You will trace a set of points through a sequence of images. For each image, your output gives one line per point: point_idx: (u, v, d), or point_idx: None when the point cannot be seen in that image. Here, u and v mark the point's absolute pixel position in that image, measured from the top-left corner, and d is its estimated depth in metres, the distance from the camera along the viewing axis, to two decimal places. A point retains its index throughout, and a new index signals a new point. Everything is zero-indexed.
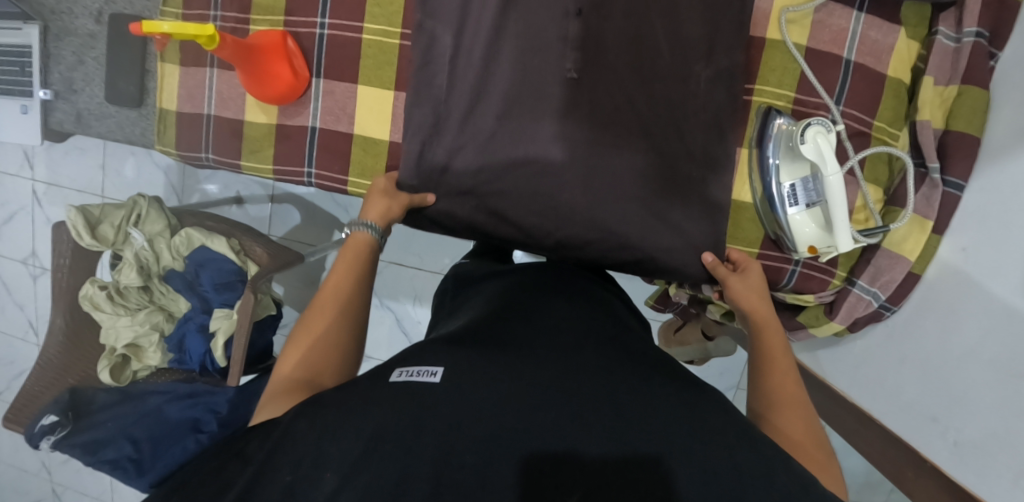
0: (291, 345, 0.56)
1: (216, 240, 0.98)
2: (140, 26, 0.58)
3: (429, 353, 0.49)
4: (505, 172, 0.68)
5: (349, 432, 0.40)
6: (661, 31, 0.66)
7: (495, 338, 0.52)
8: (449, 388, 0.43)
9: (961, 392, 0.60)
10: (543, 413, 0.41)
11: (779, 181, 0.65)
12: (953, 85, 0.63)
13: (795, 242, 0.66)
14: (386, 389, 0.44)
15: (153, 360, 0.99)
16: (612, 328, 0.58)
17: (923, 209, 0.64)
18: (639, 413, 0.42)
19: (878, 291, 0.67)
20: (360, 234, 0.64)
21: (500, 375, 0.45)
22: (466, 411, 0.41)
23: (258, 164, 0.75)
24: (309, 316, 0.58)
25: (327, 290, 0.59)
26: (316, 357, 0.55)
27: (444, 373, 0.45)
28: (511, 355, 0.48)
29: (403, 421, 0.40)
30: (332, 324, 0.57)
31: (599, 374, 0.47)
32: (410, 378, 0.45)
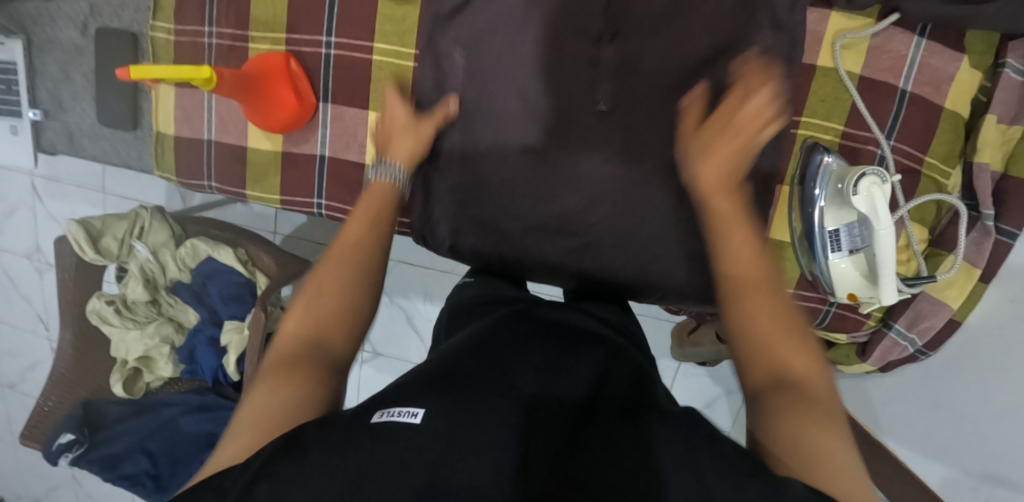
0: (294, 307, 0.49)
1: (223, 251, 0.95)
2: (127, 70, 0.52)
3: (414, 391, 0.43)
4: (528, 209, 0.66)
5: (330, 468, 0.36)
6: (701, 55, 0.61)
7: (483, 367, 0.47)
8: (435, 426, 0.39)
9: (1002, 449, 0.62)
10: (534, 478, 0.36)
11: (822, 224, 0.61)
12: (1018, 125, 0.58)
13: (834, 287, 0.62)
14: (364, 432, 0.38)
15: (164, 372, 0.98)
16: (616, 355, 0.51)
17: (971, 257, 0.61)
18: (653, 474, 0.36)
19: (916, 337, 0.64)
20: (385, 183, 0.59)
21: (484, 427, 0.39)
22: (447, 469, 0.36)
23: (264, 193, 0.71)
24: (319, 269, 0.51)
25: (341, 249, 0.53)
26: (323, 315, 0.49)
27: (427, 415, 0.40)
28: (498, 390, 0.43)
29: (378, 472, 0.35)
30: (347, 278, 0.51)
31: (600, 428, 0.41)
32: (390, 418, 0.40)
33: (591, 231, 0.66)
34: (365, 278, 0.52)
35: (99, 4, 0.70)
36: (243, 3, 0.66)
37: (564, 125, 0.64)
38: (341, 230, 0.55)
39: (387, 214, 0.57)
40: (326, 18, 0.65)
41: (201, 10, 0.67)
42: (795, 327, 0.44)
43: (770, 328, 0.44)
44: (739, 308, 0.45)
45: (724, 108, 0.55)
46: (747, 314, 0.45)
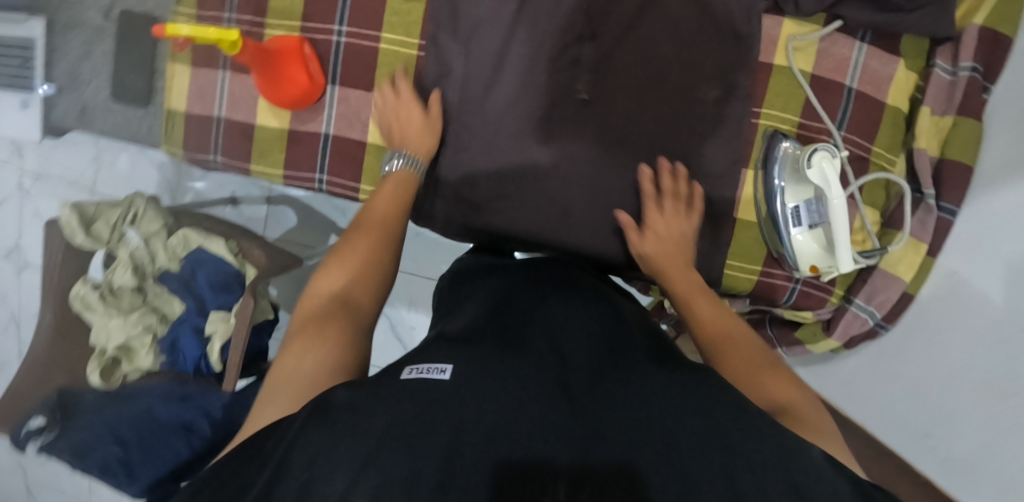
0: (329, 271, 0.57)
1: (215, 242, 0.97)
2: (161, 28, 0.57)
3: (439, 353, 0.46)
4: (518, 189, 0.70)
5: (358, 427, 0.36)
6: (674, 53, 0.68)
7: (501, 338, 0.48)
8: (459, 383, 0.40)
9: (948, 410, 0.63)
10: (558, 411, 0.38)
11: (783, 202, 0.67)
12: (949, 116, 0.66)
13: (797, 261, 0.68)
14: (393, 385, 0.40)
15: (144, 363, 0.95)
16: (618, 319, 0.55)
17: (917, 233, 0.67)
18: (670, 421, 0.38)
19: (874, 309, 0.70)
20: (399, 170, 0.66)
21: (506, 371, 0.42)
22: (471, 408, 0.38)
23: (268, 168, 0.74)
24: (354, 238, 0.61)
25: (369, 217, 0.62)
26: (356, 266, 0.58)
27: (454, 370, 0.42)
28: (515, 355, 0.45)
29: (409, 416, 0.37)
30: (382, 247, 0.60)
31: (613, 374, 0.44)
32: (420, 374, 0.42)
33: (576, 211, 0.71)
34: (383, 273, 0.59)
35: None
36: None
37: (554, 116, 0.69)
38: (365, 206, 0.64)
39: (410, 190, 0.66)
40: (337, 9, 0.71)
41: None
42: (731, 320, 0.59)
43: (723, 343, 0.55)
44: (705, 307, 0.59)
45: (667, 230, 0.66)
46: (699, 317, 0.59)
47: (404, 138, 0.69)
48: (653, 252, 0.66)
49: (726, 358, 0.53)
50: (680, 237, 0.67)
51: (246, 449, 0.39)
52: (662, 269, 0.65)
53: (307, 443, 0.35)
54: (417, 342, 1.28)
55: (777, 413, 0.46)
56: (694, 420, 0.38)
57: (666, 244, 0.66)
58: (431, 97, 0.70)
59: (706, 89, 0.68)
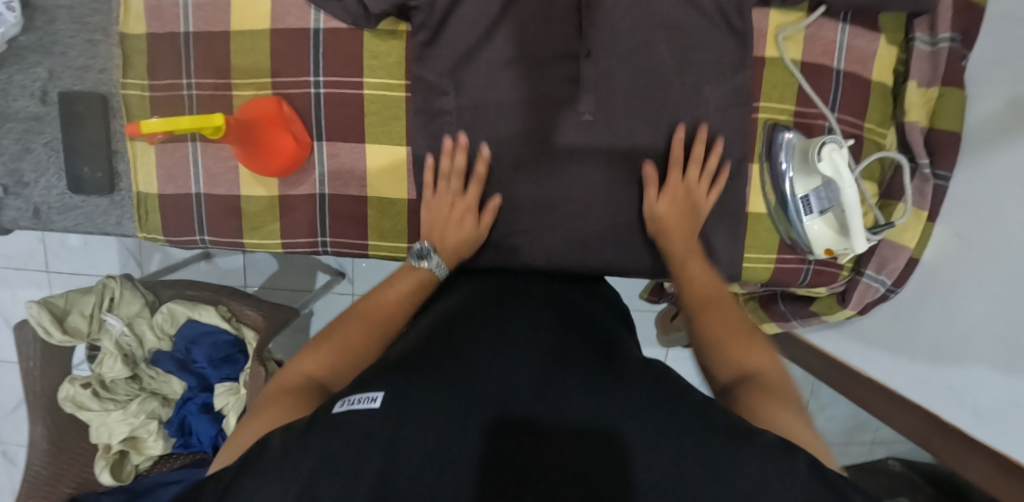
0: (315, 347, 0.54)
1: (205, 311, 0.91)
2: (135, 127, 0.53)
3: (374, 376, 0.44)
4: (537, 220, 0.70)
5: (292, 467, 0.37)
6: (668, 61, 0.67)
7: (440, 354, 0.47)
8: (393, 412, 0.39)
9: (971, 363, 0.66)
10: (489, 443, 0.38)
11: (793, 192, 0.69)
12: (934, 87, 0.68)
13: (812, 245, 0.70)
14: (323, 424, 0.39)
15: (154, 450, 0.92)
16: (572, 322, 0.55)
17: (917, 202, 0.71)
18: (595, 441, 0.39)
19: (886, 277, 0.73)
20: (422, 270, 0.62)
21: (446, 396, 0.41)
22: (405, 447, 0.37)
23: (264, 240, 0.70)
24: (341, 329, 0.56)
25: (367, 304, 0.58)
26: (338, 361, 0.53)
27: (385, 395, 0.41)
28: (454, 372, 0.44)
29: (343, 454, 0.37)
30: (369, 338, 0.56)
31: (559, 380, 0.44)
32: (351, 406, 0.40)
33: (592, 230, 0.70)
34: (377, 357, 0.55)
35: (58, 68, 0.68)
36: (222, 53, 0.66)
37: (557, 140, 0.68)
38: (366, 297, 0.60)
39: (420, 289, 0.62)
40: (310, 59, 0.66)
41: (177, 64, 0.67)
42: (723, 296, 0.59)
43: (713, 317, 0.56)
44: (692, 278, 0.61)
45: (690, 174, 0.67)
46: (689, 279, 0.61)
47: (432, 232, 0.66)
48: (664, 215, 0.66)
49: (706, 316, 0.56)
50: (686, 202, 0.67)
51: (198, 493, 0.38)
52: (661, 226, 0.66)
53: None
54: None
55: (744, 381, 0.50)
56: (626, 443, 0.39)
57: (678, 203, 0.66)
58: (474, 199, 0.66)
59: (706, 93, 0.68)
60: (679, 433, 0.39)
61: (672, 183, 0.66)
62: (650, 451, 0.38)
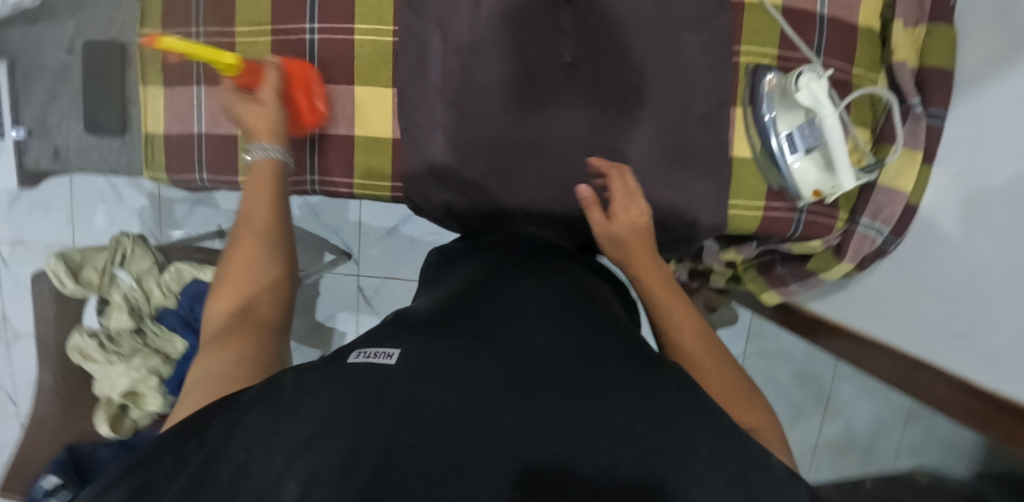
0: (220, 277, 0.52)
1: (210, 272, 0.94)
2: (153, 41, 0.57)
3: (394, 336, 0.43)
4: (518, 163, 0.70)
5: (301, 412, 0.36)
6: (651, 3, 0.67)
7: (462, 322, 0.46)
8: (411, 368, 0.39)
9: (979, 304, 0.62)
10: (509, 403, 0.37)
11: (777, 132, 0.68)
12: (922, 25, 0.68)
13: (799, 188, 0.68)
14: (345, 369, 0.39)
15: (153, 406, 0.94)
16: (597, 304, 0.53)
17: (911, 142, 0.68)
18: (612, 409, 0.37)
19: (881, 225, 0.70)
20: (265, 158, 0.59)
21: (462, 360, 0.40)
22: (420, 398, 0.36)
23: None
24: (238, 238, 0.54)
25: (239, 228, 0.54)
26: (240, 287, 0.51)
27: (403, 357, 0.40)
28: (475, 340, 0.43)
29: (354, 397, 0.36)
30: (262, 254, 0.53)
31: (574, 362, 0.42)
32: (367, 358, 0.40)
33: (574, 173, 0.69)
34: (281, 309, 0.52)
35: (84, 22, 0.74)
36: (229, 4, 0.72)
37: (539, 81, 0.69)
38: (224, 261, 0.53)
39: (277, 185, 0.58)
40: (306, 7, 0.70)
41: (188, 15, 0.72)
42: (717, 352, 0.53)
43: (710, 373, 0.51)
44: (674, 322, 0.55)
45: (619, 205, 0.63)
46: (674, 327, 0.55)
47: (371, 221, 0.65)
48: (625, 235, 0.61)
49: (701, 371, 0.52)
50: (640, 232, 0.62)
51: (183, 426, 0.37)
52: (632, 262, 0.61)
53: (239, 444, 0.34)
54: None
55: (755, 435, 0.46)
56: (641, 426, 0.36)
57: (635, 232, 0.62)
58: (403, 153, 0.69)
59: (686, 36, 0.68)
60: (687, 426, 0.37)
61: (621, 209, 0.62)
62: (676, 442, 0.36)
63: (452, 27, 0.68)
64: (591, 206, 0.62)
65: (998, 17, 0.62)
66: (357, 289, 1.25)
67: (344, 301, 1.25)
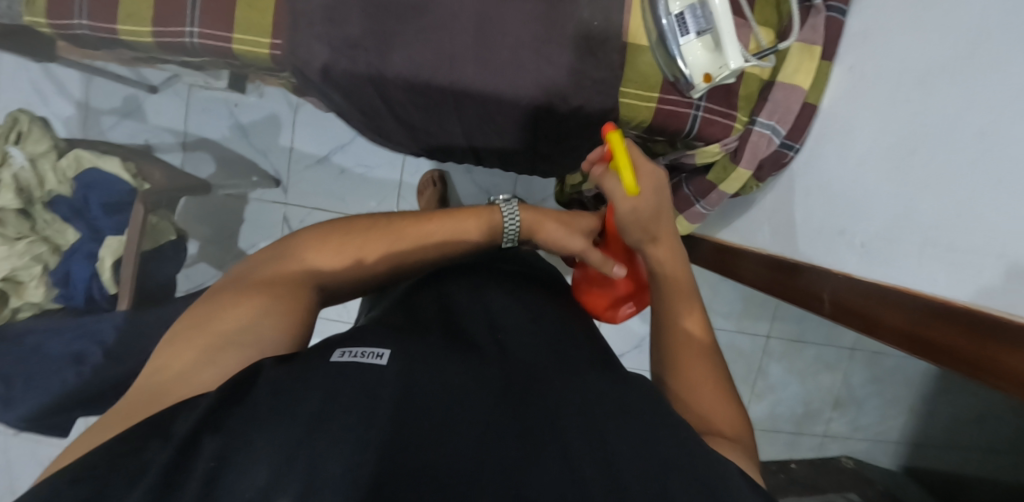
0: (318, 243, 0.56)
1: (109, 161, 0.91)
2: None
3: (370, 337, 0.49)
4: (404, 31, 0.67)
5: (293, 411, 0.40)
6: None
7: (442, 337, 0.52)
8: (395, 369, 0.44)
9: (862, 193, 0.60)
10: (489, 413, 0.42)
11: (668, 13, 0.64)
12: None
13: (692, 72, 0.65)
14: (331, 367, 0.43)
15: (34, 297, 0.90)
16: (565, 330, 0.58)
17: (810, 38, 0.65)
18: (584, 420, 0.43)
19: (776, 124, 0.67)
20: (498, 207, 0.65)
21: (449, 370, 0.45)
22: (409, 400, 0.41)
23: (136, 26, 0.69)
24: (336, 234, 0.57)
25: (380, 231, 0.58)
26: (335, 262, 0.55)
27: (391, 356, 0.46)
28: (456, 351, 0.49)
29: (346, 399, 0.41)
30: (362, 256, 0.56)
31: (554, 378, 0.48)
32: (355, 357, 0.45)
33: (458, 44, 0.67)
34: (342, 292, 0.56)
35: None
36: None
37: None
38: (358, 237, 0.57)
39: (465, 235, 0.62)
40: None
41: None
42: (698, 304, 0.59)
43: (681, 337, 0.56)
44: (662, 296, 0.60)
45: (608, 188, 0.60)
46: (662, 293, 0.60)
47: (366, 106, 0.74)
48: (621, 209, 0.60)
49: (674, 343, 0.56)
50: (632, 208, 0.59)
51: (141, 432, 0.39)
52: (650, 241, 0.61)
53: (221, 449, 0.37)
54: None
55: (709, 413, 0.51)
56: (630, 429, 0.42)
57: (659, 199, 0.60)
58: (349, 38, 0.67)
59: None
60: (663, 414, 0.44)
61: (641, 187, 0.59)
62: (635, 437, 0.41)
63: None
64: (608, 175, 0.60)
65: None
66: (282, 219, 1.21)
67: (266, 232, 1.21)
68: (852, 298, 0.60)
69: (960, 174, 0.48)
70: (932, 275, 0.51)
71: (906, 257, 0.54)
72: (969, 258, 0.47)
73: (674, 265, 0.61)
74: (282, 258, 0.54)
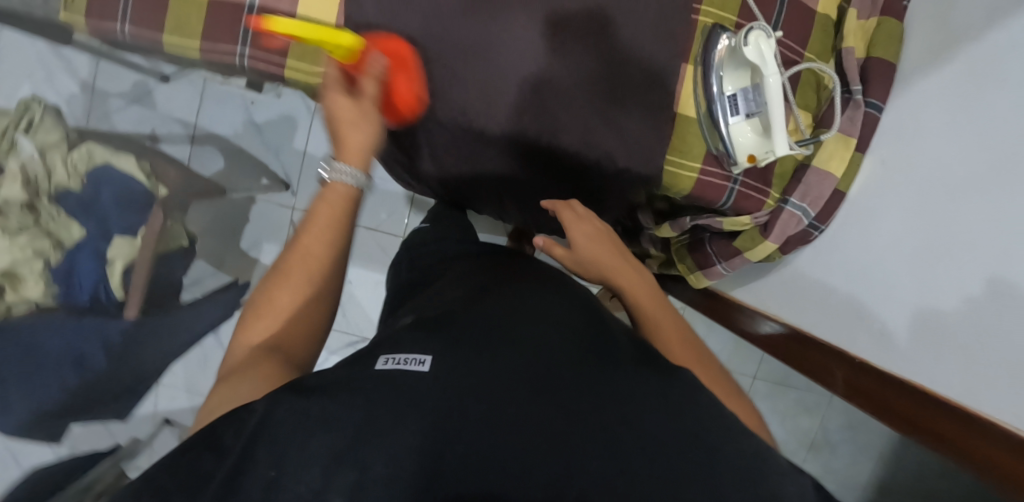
0: (248, 318, 0.51)
1: (124, 158, 0.89)
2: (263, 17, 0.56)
3: (405, 339, 0.49)
4: (464, 76, 0.68)
5: (334, 421, 0.41)
6: None
7: (476, 322, 0.51)
8: (437, 376, 0.44)
9: (880, 281, 0.65)
10: (529, 428, 0.42)
11: (721, 93, 0.67)
12: (873, 18, 0.69)
13: (735, 152, 0.68)
14: (375, 379, 0.44)
15: (31, 293, 0.84)
16: (598, 319, 0.56)
17: (846, 129, 0.69)
18: (626, 421, 0.43)
19: (808, 207, 0.71)
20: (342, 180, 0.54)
21: (484, 372, 0.45)
22: (455, 410, 0.42)
23: (183, 40, 0.67)
24: (257, 307, 0.51)
25: (293, 260, 0.52)
26: (281, 332, 0.51)
27: (433, 362, 0.45)
28: (499, 340, 0.49)
29: (390, 407, 0.42)
30: (299, 297, 0.52)
31: (592, 364, 0.48)
32: (397, 365, 0.45)
33: (515, 95, 0.68)
34: (315, 308, 0.53)
35: None
36: None
37: None
38: (263, 295, 0.51)
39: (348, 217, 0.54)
40: None
41: None
42: (666, 308, 0.63)
43: (667, 330, 0.60)
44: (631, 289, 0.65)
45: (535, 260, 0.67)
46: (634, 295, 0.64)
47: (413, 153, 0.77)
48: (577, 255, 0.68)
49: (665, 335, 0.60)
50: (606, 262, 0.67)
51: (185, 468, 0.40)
52: (603, 272, 0.66)
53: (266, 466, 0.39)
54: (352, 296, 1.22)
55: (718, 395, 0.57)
56: (672, 441, 0.43)
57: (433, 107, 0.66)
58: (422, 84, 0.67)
59: None
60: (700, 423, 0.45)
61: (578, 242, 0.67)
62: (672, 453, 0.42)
63: None
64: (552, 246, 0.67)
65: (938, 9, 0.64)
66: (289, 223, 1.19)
67: (274, 232, 1.19)
68: (866, 381, 0.66)
69: (978, 295, 0.53)
70: (947, 380, 0.56)
71: (917, 347, 0.59)
72: (984, 377, 0.52)
73: (635, 283, 0.65)
74: (226, 356, 0.51)
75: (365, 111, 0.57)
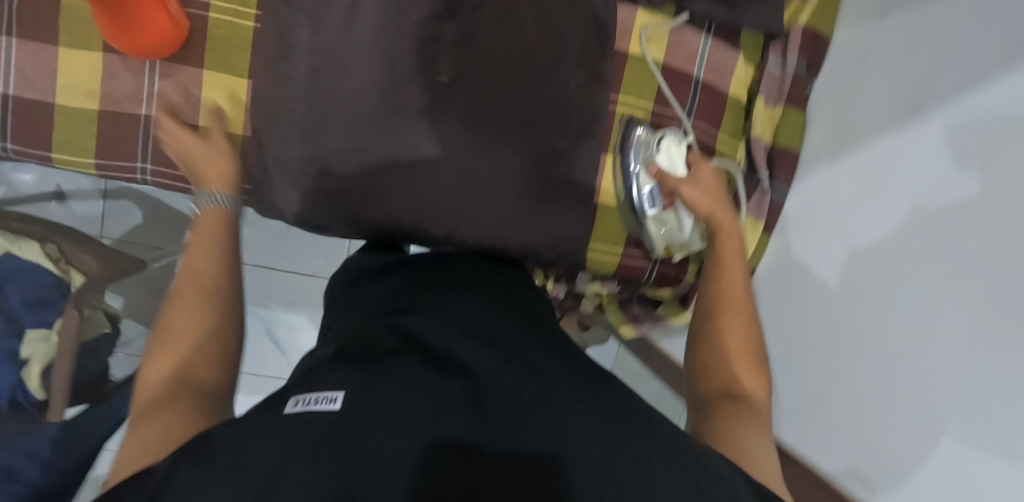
0: (153, 361, 0.45)
1: (29, 246, 0.84)
2: None
3: (327, 376, 0.41)
4: (384, 181, 0.66)
5: (238, 467, 0.33)
6: (535, 39, 0.67)
7: (408, 359, 0.44)
8: (353, 413, 0.36)
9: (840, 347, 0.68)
10: (445, 424, 0.36)
11: (639, 185, 0.71)
12: (779, 106, 0.76)
13: (652, 241, 0.74)
14: (277, 421, 0.36)
15: None
16: (540, 341, 0.50)
17: (755, 211, 0.78)
18: (561, 430, 0.38)
19: None
20: (216, 207, 0.56)
21: (411, 401, 0.38)
22: (376, 433, 0.35)
23: (73, 156, 0.66)
24: (160, 338, 0.46)
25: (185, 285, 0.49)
26: (187, 349, 0.45)
27: (346, 398, 0.38)
28: (423, 373, 0.42)
29: (306, 442, 0.34)
30: (204, 312, 0.48)
31: (528, 381, 0.42)
32: (307, 406, 0.37)
33: (437, 199, 0.67)
34: (205, 322, 0.47)
35: None
36: None
37: (406, 96, 0.64)
38: (161, 322, 0.47)
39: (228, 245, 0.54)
40: None
41: None
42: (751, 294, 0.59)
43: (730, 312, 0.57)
44: (718, 272, 0.60)
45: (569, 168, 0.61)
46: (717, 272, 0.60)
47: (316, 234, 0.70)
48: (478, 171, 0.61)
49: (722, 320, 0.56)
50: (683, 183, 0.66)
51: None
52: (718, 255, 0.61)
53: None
54: (297, 343, 1.22)
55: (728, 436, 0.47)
56: (593, 438, 0.37)
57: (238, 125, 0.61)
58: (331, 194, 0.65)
59: (570, 75, 0.69)
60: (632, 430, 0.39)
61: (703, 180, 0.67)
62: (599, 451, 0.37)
63: (317, 27, 0.62)
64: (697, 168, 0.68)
65: (909, 49, 0.63)
66: None
67: None
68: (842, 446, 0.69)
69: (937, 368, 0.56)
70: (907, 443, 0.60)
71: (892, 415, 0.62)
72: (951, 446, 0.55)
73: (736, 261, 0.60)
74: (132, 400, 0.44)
75: (216, 150, 0.62)
